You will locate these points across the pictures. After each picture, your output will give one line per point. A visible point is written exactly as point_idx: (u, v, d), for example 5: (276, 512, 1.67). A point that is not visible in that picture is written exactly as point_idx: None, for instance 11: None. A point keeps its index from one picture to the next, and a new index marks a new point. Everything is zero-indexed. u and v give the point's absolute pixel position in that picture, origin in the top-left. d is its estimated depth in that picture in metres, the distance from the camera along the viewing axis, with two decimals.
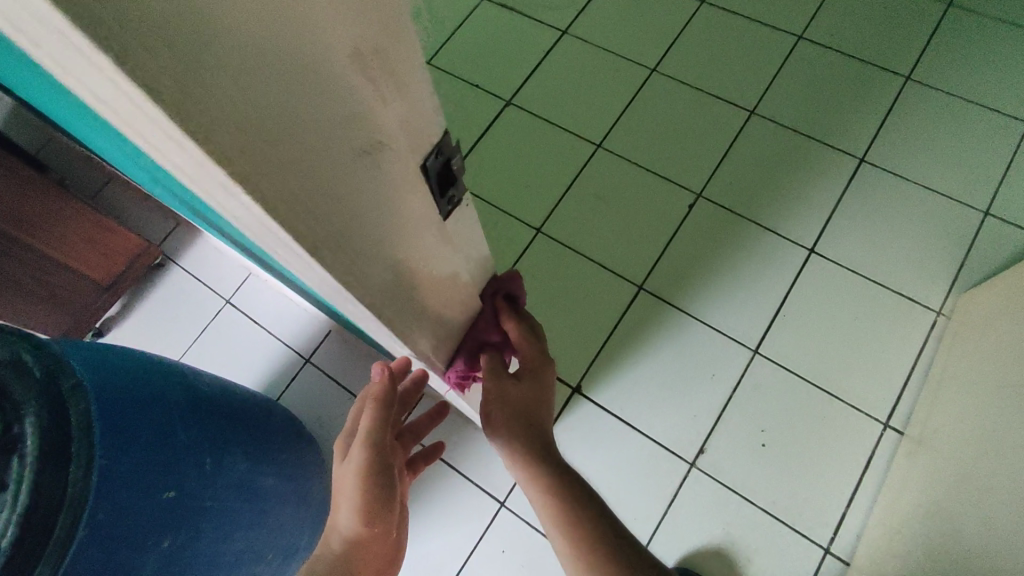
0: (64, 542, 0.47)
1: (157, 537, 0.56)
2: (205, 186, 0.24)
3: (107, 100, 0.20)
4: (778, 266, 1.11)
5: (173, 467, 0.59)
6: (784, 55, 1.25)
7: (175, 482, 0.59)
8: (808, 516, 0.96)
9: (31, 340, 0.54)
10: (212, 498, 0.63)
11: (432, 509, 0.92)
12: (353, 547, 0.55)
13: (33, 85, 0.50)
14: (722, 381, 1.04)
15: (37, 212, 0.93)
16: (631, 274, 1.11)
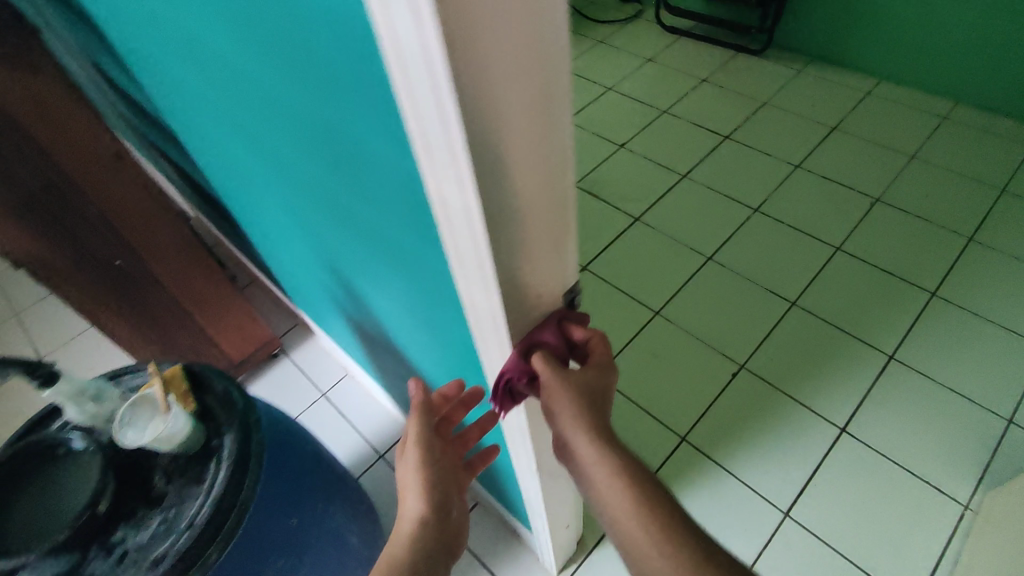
0: (231, 531, 0.65)
1: (276, 554, 0.71)
2: (473, 293, 0.45)
3: (459, 251, 0.42)
4: (811, 444, 1.21)
5: (296, 501, 0.76)
6: (824, 261, 1.47)
7: (297, 513, 0.75)
8: None
9: (235, 385, 0.76)
10: (316, 535, 0.78)
11: None
12: (424, 533, 0.61)
13: (285, 185, 0.69)
14: (752, 538, 1.11)
15: (206, 293, 1.21)
16: (677, 426, 1.25)
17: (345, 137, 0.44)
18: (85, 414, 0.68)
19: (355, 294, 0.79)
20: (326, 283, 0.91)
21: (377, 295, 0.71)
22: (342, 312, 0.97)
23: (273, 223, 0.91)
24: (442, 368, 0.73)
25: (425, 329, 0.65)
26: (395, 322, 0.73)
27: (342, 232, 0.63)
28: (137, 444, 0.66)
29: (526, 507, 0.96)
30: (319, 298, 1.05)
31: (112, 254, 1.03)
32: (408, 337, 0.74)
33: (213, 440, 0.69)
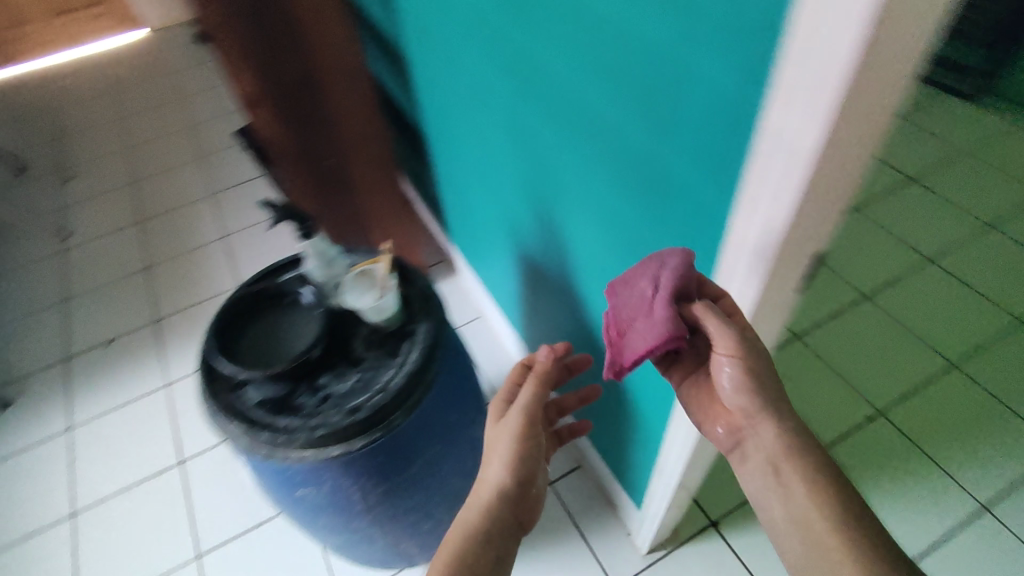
0: (412, 405, 0.71)
1: (431, 444, 0.77)
2: (745, 240, 0.45)
3: (758, 195, 0.41)
4: (949, 513, 1.09)
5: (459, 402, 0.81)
6: (1005, 332, 1.31)
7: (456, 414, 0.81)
8: None
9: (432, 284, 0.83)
10: (465, 439, 0.84)
11: (565, 561, 1.13)
12: (503, 502, 0.65)
13: (524, 97, 0.70)
14: None
15: (386, 209, 1.32)
16: (806, 444, 1.18)
17: (657, 51, 0.45)
18: (319, 269, 0.75)
19: (556, 226, 0.81)
20: (519, 213, 0.94)
21: (588, 229, 0.72)
22: (521, 251, 1.03)
23: (475, 137, 0.94)
24: None
25: (637, 270, 0.66)
26: (595, 259, 0.75)
27: (581, 160, 0.65)
28: (357, 310, 0.75)
29: (647, 479, 0.97)
30: (500, 236, 1.10)
31: (327, 153, 1.16)
32: (598, 272, 0.75)
33: (409, 324, 0.77)
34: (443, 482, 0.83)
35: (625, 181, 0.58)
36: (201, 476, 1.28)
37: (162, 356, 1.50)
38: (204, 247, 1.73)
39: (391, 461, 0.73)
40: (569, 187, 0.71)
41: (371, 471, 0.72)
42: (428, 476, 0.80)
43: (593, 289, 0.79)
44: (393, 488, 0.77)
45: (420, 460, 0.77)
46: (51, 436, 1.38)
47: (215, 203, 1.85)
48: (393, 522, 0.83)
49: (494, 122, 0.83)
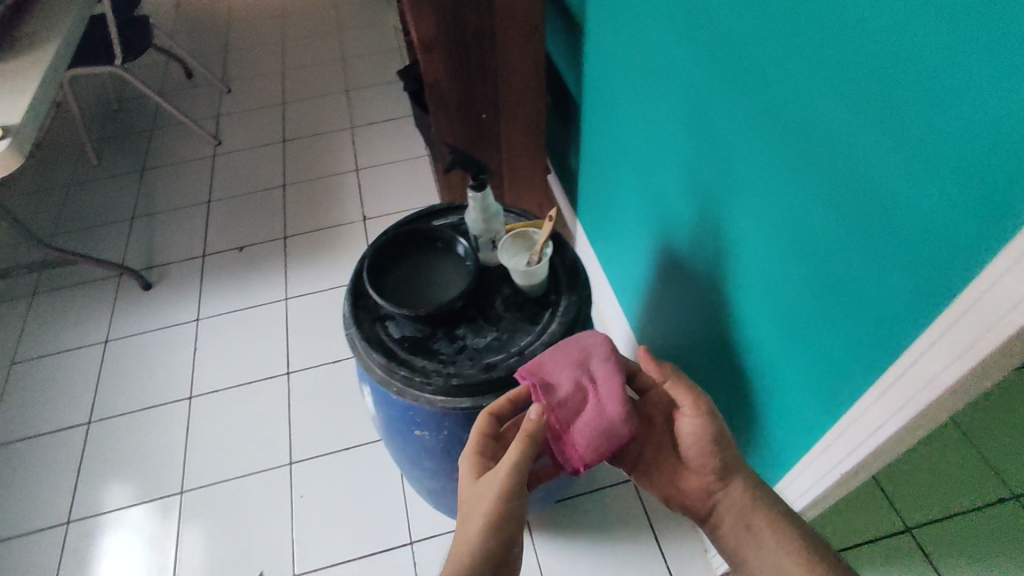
0: None
1: None
2: (1009, 279, 0.39)
3: None
4: None
5: None
6: None
7: None
8: None
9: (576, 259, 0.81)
10: None
11: (632, 557, 1.11)
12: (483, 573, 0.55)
13: (726, 83, 0.66)
14: None
15: (523, 173, 1.32)
16: (908, 514, 1.10)
17: (940, 63, 0.40)
18: (478, 225, 0.75)
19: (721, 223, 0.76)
20: (675, 202, 0.90)
21: (761, 235, 0.68)
22: (662, 244, 0.99)
23: (645, 116, 0.90)
24: (783, 325, 0.69)
25: (812, 289, 0.61)
26: (759, 267, 0.70)
27: (777, 163, 0.60)
28: (511, 268, 0.73)
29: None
30: (641, 224, 1.07)
31: (484, 107, 1.16)
32: (761, 281, 0.71)
33: (552, 294, 0.75)
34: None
35: (836, 194, 0.53)
36: (304, 390, 1.36)
37: (286, 271, 1.58)
38: (338, 175, 1.80)
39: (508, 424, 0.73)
40: (753, 186, 0.66)
41: None
42: None
43: (749, 296, 0.75)
44: None
45: None
46: (181, 322, 1.51)
47: (355, 136, 1.92)
48: None
49: (675, 102, 0.79)
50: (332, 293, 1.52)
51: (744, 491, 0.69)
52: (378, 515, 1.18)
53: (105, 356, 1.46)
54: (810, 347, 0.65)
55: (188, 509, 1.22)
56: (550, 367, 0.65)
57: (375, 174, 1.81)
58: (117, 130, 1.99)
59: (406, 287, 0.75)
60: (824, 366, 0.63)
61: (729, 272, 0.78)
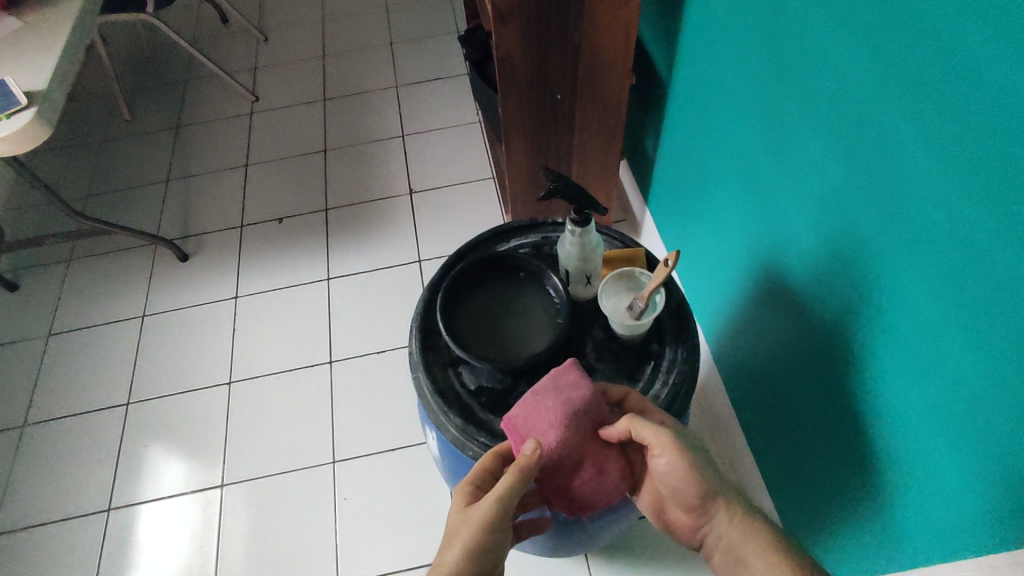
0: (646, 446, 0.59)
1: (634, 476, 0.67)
2: None
3: None
4: None
5: None
6: None
7: None
8: None
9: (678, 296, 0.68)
10: None
11: None
12: None
13: (929, 103, 0.52)
14: None
15: (594, 160, 1.17)
16: None
17: None
18: (570, 261, 0.63)
19: (869, 254, 0.65)
20: (796, 216, 0.77)
21: (935, 281, 0.56)
22: (767, 262, 0.85)
23: (776, 123, 0.77)
24: (956, 404, 0.57)
25: (1009, 360, 0.50)
26: (922, 317, 0.59)
27: (996, 208, 0.48)
28: (611, 317, 0.62)
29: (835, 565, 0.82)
30: (737, 234, 0.92)
31: (560, 87, 1.01)
32: (931, 347, 0.58)
33: (653, 344, 0.63)
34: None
35: None
36: (346, 382, 1.29)
37: (328, 248, 1.49)
38: (383, 141, 1.67)
39: None
40: (948, 237, 0.54)
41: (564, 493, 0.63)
42: None
43: (903, 360, 0.63)
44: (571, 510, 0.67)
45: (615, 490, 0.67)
46: (220, 299, 1.43)
47: (401, 96, 1.76)
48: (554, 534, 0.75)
49: (831, 116, 0.66)
50: (376, 275, 1.42)
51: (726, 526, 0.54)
52: (423, 524, 1.12)
53: (143, 331, 1.40)
54: (998, 438, 0.53)
55: (228, 503, 1.17)
56: (535, 422, 0.55)
57: (421, 142, 1.67)
58: (151, 81, 1.88)
59: (483, 328, 0.64)
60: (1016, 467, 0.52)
61: (866, 310, 0.67)
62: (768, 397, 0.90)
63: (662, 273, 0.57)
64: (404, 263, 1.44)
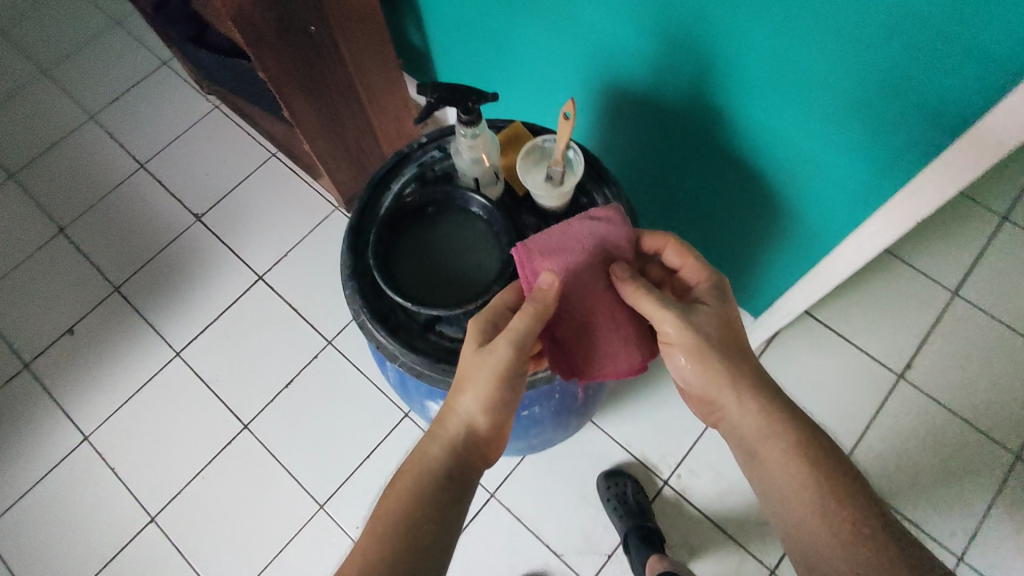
0: None
1: None
2: None
3: None
4: (977, 232, 1.24)
5: None
6: None
7: None
8: (1003, 424, 1.10)
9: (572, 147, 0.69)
10: None
11: (669, 399, 1.13)
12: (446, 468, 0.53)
13: None
14: (926, 313, 1.18)
15: (377, 77, 1.08)
16: None
17: None
18: (475, 168, 0.60)
19: (711, 38, 0.66)
20: (610, 28, 0.77)
21: (786, 22, 0.59)
22: (599, 86, 0.86)
23: None
24: (828, 109, 0.64)
25: (870, 51, 0.56)
26: (786, 68, 0.63)
27: None
28: (541, 191, 0.60)
29: (780, 289, 0.94)
30: (555, 75, 0.92)
31: (309, 17, 0.89)
32: (790, 75, 0.64)
33: (583, 198, 0.64)
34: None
35: None
36: (277, 433, 1.15)
37: (150, 326, 1.24)
38: (123, 184, 1.37)
39: None
40: None
41: None
42: None
43: (765, 101, 0.68)
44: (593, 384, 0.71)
45: None
46: (71, 453, 1.16)
47: (104, 126, 1.43)
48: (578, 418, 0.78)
49: None
50: (227, 319, 1.24)
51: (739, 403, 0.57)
52: None
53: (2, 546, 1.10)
54: (874, 117, 0.61)
55: None
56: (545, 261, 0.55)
57: (167, 162, 1.40)
58: None
59: (433, 279, 0.60)
60: (896, 130, 0.61)
61: (729, 86, 0.70)
62: (658, 199, 0.97)
63: (565, 120, 0.56)
64: (246, 290, 1.26)
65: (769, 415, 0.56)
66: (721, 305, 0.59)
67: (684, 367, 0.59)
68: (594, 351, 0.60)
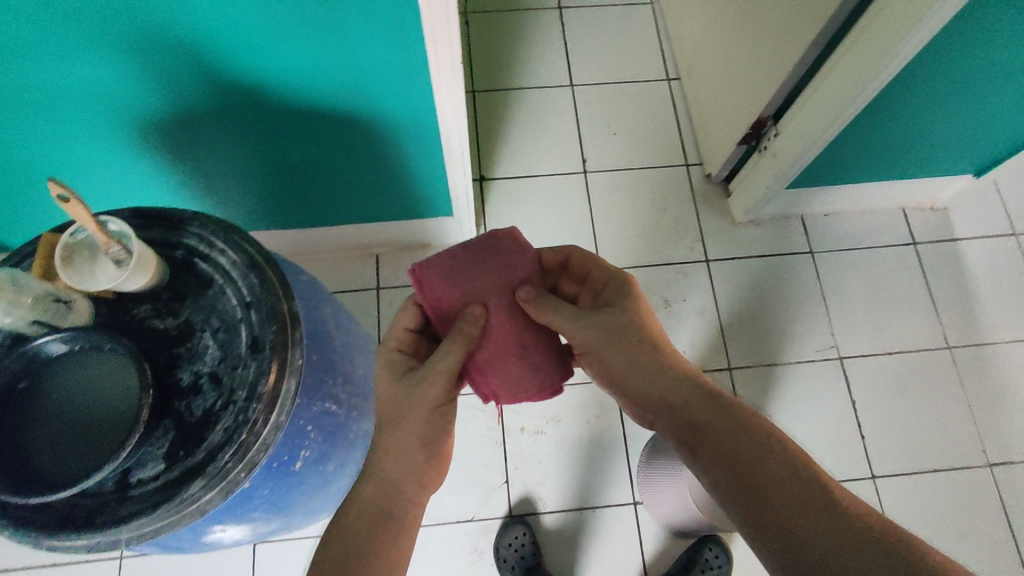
0: (284, 282, 0.58)
1: (321, 313, 0.68)
2: None
3: None
4: (553, 31, 1.40)
5: (290, 263, 0.70)
6: None
7: (300, 270, 0.70)
8: (663, 151, 1.32)
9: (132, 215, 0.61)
10: (325, 290, 0.75)
11: None
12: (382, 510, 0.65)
13: None
14: (565, 115, 1.34)
15: None
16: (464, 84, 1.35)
17: None
18: (19, 311, 0.50)
19: (193, 27, 0.63)
20: (92, 72, 0.68)
21: None
22: (148, 129, 0.78)
23: None
24: (322, 23, 0.65)
25: None
26: (275, 16, 0.63)
27: None
28: (109, 281, 0.52)
29: (445, 184, 0.99)
30: (94, 149, 0.80)
31: None
32: (269, 16, 0.63)
33: (176, 251, 0.59)
34: (361, 347, 0.79)
35: None
36: None
37: None
38: None
39: (318, 350, 0.64)
40: None
41: (319, 378, 0.63)
42: (346, 340, 0.73)
43: (273, 44, 0.67)
44: (342, 381, 0.68)
45: (331, 329, 0.69)
46: None
47: None
48: (366, 414, 0.76)
49: None
50: None
51: (636, 388, 0.67)
52: None
53: None
54: (356, 10, 0.63)
55: None
56: (442, 292, 0.67)
57: None
58: None
59: (85, 443, 0.50)
60: (377, 11, 0.64)
61: (251, 55, 0.68)
62: (296, 180, 0.93)
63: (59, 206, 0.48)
64: None
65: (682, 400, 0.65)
66: (626, 299, 0.69)
67: (606, 377, 0.69)
68: (502, 370, 0.69)
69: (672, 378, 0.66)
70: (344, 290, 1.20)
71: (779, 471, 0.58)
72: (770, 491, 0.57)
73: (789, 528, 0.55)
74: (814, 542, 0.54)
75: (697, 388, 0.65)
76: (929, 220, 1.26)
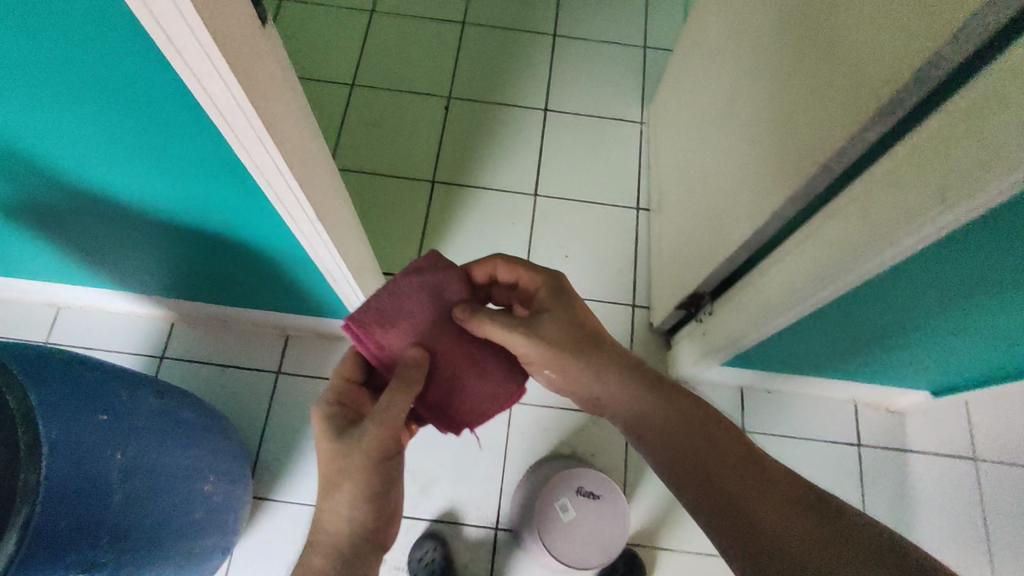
0: (32, 451, 0.58)
1: (108, 460, 0.65)
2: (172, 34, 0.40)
3: None
4: (531, 135, 1.34)
5: (97, 396, 0.67)
6: None
7: (105, 407, 0.67)
8: (613, 284, 1.24)
9: None
10: (141, 421, 0.72)
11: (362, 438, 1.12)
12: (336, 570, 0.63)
13: None
14: (521, 226, 1.27)
15: None
16: (424, 173, 1.30)
17: None
18: None
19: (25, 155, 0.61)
20: None
21: (40, 125, 0.56)
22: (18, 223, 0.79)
23: None
24: (164, 176, 0.63)
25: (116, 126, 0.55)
26: (107, 159, 0.61)
27: None
28: None
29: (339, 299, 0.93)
30: None
31: None
32: (108, 163, 0.61)
33: None
34: (172, 482, 0.75)
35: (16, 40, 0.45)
36: None
37: None
38: None
39: (79, 513, 0.61)
40: None
41: (70, 543, 0.60)
42: (144, 483, 0.70)
43: (120, 183, 0.66)
44: (115, 536, 0.66)
45: (118, 480, 0.66)
46: None
47: None
48: (159, 554, 0.74)
49: None
50: None
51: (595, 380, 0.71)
52: None
53: None
54: (195, 173, 0.61)
55: None
56: (384, 330, 0.63)
57: None
58: None
59: None
60: (220, 179, 0.62)
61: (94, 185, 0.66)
62: (187, 276, 0.93)
63: None
64: None
65: (642, 394, 0.70)
66: (562, 305, 0.72)
67: (560, 374, 0.72)
68: (460, 399, 0.66)
69: (620, 372, 0.71)
70: (245, 367, 1.16)
71: (787, 499, 0.59)
72: (750, 503, 0.59)
73: (775, 544, 0.55)
74: (783, 550, 0.55)
75: (657, 385, 0.71)
76: (882, 421, 1.15)
